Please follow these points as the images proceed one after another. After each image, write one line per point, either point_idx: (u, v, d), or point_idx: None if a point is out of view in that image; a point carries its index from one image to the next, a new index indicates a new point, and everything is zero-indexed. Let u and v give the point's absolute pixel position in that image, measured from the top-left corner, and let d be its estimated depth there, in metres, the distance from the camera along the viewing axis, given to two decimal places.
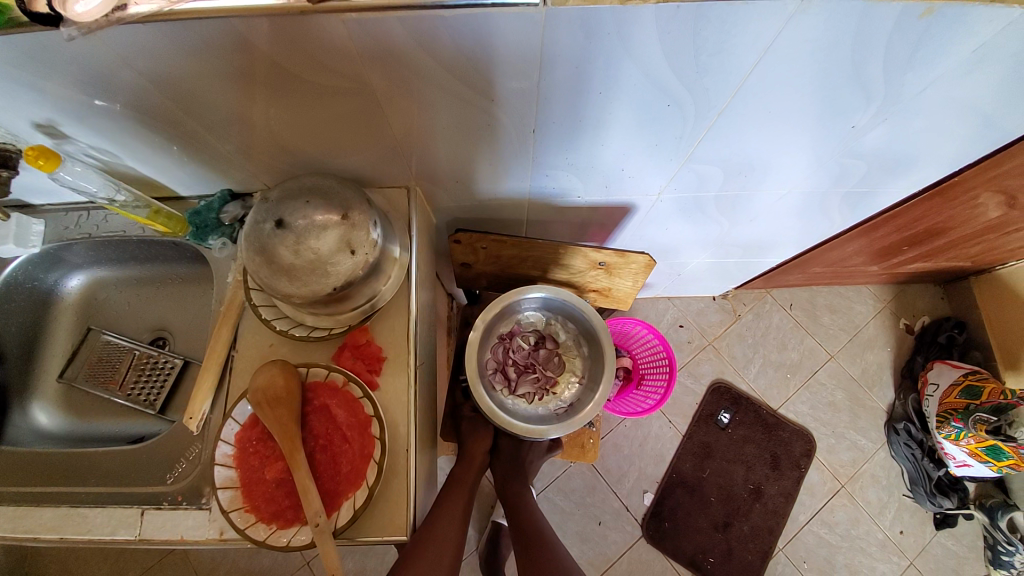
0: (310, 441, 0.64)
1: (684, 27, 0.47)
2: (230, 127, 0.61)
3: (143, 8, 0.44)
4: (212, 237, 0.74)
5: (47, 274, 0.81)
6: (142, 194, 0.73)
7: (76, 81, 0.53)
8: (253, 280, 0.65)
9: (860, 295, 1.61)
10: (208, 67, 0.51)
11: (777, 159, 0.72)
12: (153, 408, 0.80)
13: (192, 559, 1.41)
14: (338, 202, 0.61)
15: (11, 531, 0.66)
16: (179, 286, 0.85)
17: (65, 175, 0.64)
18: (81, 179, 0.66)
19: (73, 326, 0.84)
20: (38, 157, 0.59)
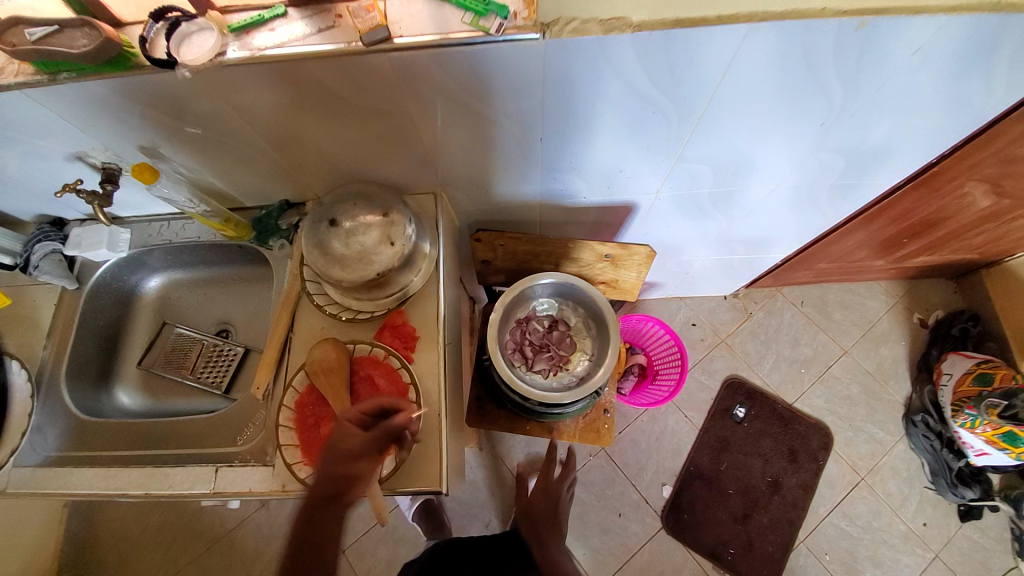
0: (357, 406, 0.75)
1: (657, 48, 0.57)
2: (291, 145, 0.75)
3: (236, 55, 0.58)
4: (271, 240, 0.88)
5: (131, 275, 0.96)
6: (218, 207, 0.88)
7: (177, 111, 0.68)
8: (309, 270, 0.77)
9: (871, 291, 1.64)
10: (280, 97, 0.65)
11: (759, 156, 0.82)
12: (220, 389, 0.93)
13: (239, 546, 1.53)
14: (379, 204, 0.74)
15: (102, 488, 0.76)
16: (240, 285, 0.99)
17: (161, 188, 0.79)
18: (172, 191, 0.80)
19: (150, 320, 0.99)
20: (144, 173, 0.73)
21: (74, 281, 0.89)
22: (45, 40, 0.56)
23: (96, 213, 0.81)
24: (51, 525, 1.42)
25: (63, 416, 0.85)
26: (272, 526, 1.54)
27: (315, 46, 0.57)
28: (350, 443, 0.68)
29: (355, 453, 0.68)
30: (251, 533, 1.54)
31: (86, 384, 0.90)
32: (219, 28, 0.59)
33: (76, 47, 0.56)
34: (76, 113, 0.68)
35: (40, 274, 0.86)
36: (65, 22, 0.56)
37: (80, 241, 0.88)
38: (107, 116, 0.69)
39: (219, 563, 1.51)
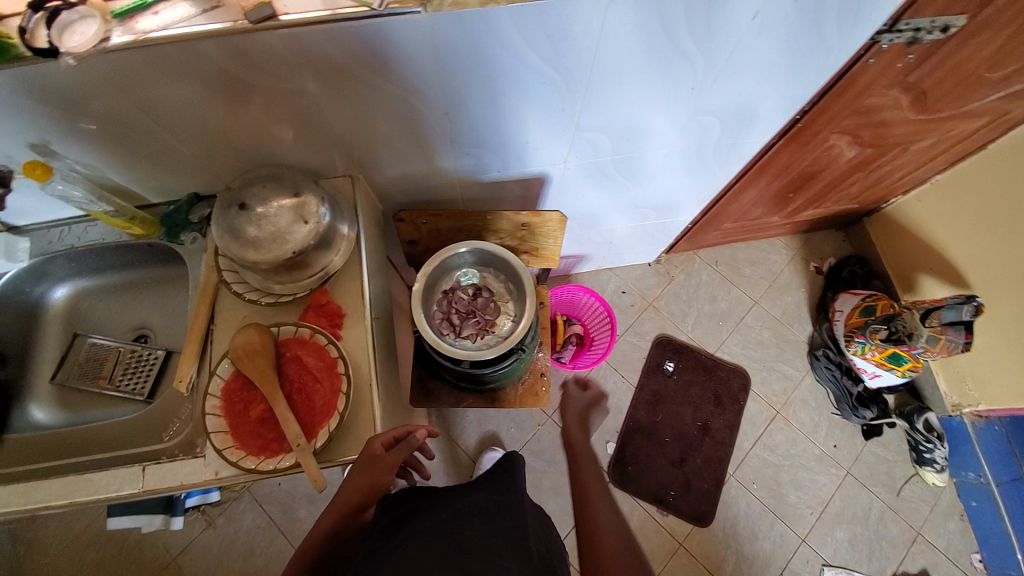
0: (287, 386, 0.76)
1: (535, 21, 0.64)
2: (193, 132, 0.74)
3: (122, 39, 0.58)
4: (183, 234, 0.86)
5: (34, 286, 0.90)
6: (120, 204, 0.84)
7: (64, 102, 0.65)
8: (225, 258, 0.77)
9: (774, 246, 1.83)
10: (174, 81, 0.64)
11: (648, 121, 0.91)
12: (140, 395, 0.89)
13: (186, 571, 1.45)
14: (290, 185, 0.75)
15: (21, 504, 0.73)
16: (155, 287, 0.95)
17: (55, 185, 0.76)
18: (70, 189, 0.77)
19: (60, 332, 0.93)
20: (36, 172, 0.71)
21: None
22: None
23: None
24: None
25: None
26: (222, 545, 1.48)
27: (202, 24, 0.58)
28: (369, 459, 0.74)
29: (371, 473, 0.74)
30: (198, 554, 1.47)
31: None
32: (101, 14, 0.58)
33: None
34: None
35: None
36: None
37: None
38: None
39: None
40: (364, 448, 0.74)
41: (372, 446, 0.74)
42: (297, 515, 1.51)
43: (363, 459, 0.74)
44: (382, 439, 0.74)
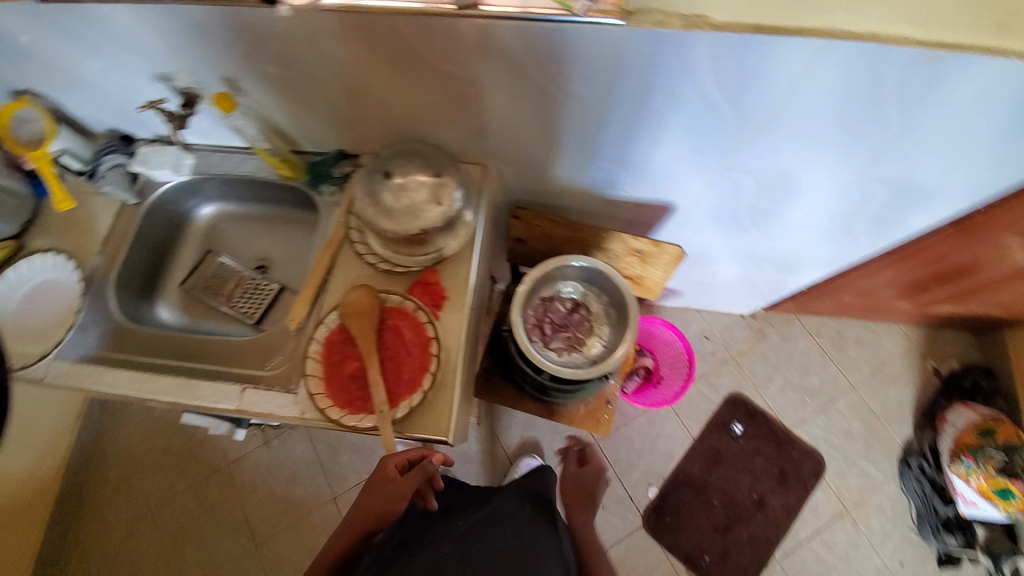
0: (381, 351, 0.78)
1: (729, 53, 0.60)
2: (361, 96, 0.78)
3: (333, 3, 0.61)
4: (324, 185, 0.91)
5: (187, 200, 1.01)
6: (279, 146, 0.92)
7: (265, 48, 0.71)
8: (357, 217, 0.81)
9: (889, 333, 1.64)
10: (363, 48, 0.68)
11: (805, 177, 0.83)
12: (249, 320, 0.97)
13: (236, 478, 1.59)
14: (433, 164, 0.78)
15: (133, 391, 0.80)
16: (283, 226, 1.03)
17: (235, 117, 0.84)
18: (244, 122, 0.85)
19: (198, 246, 1.04)
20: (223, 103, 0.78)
21: (135, 196, 0.95)
22: None
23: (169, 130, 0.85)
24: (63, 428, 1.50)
25: (106, 316, 0.89)
26: (269, 465, 1.60)
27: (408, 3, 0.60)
28: (385, 483, 0.85)
29: (386, 496, 0.85)
30: (249, 467, 1.60)
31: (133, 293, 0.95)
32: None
33: None
34: (174, 37, 0.72)
35: (105, 184, 0.91)
36: None
37: (145, 158, 0.93)
38: (201, 43, 0.73)
39: (216, 492, 1.58)
40: (380, 471, 0.86)
41: (386, 468, 0.86)
42: (339, 460, 1.59)
43: (380, 482, 0.86)
44: (395, 461, 0.86)
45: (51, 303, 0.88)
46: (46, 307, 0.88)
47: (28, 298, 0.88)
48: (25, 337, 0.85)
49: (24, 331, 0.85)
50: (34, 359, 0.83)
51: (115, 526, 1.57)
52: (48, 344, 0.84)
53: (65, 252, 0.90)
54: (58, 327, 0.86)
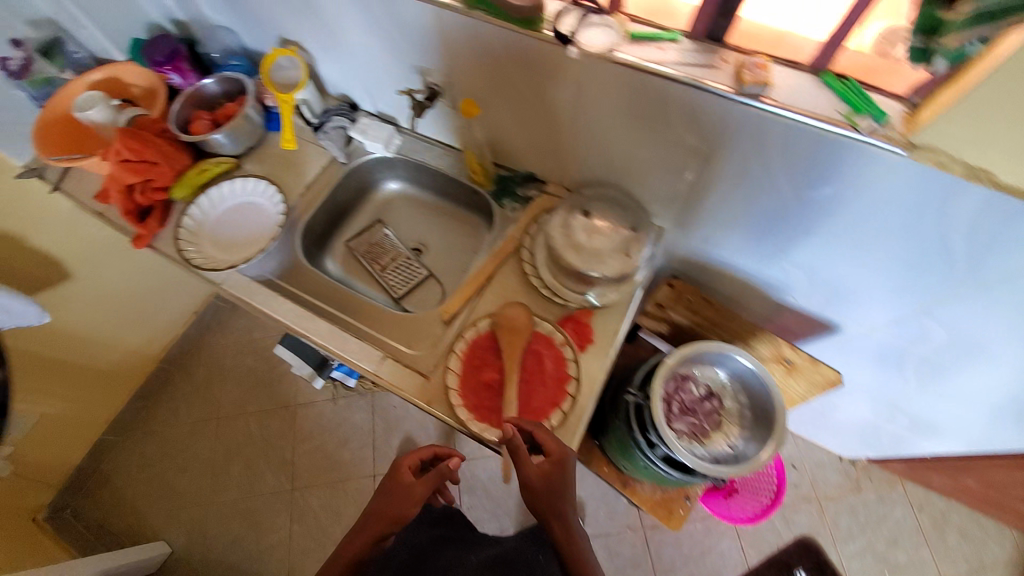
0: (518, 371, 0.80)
1: (1001, 214, 0.57)
2: (586, 137, 0.82)
3: (625, 57, 0.64)
4: (505, 200, 0.97)
5: (381, 172, 1.11)
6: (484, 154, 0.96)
7: (526, 73, 0.76)
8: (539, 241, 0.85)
9: (1006, 539, 1.43)
10: (620, 100, 0.72)
11: (1009, 351, 0.77)
12: (394, 294, 1.04)
13: (297, 421, 1.68)
14: (631, 217, 0.79)
15: (294, 323, 0.88)
16: (449, 221, 1.11)
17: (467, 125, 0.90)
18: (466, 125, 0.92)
19: (371, 213, 1.13)
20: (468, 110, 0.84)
21: (345, 156, 1.05)
22: None
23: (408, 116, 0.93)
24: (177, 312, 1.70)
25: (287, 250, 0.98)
26: (329, 420, 1.67)
27: (695, 78, 0.62)
28: (400, 485, 0.84)
29: (400, 499, 0.83)
30: (312, 416, 1.68)
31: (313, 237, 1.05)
32: (620, 26, 0.65)
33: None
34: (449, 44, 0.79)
35: (326, 138, 1.03)
36: None
37: (364, 129, 1.04)
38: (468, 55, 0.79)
39: (276, 426, 1.67)
40: (395, 475, 0.87)
41: (402, 471, 0.86)
42: (391, 442, 1.63)
43: (394, 486, 0.85)
44: (410, 464, 0.87)
45: (254, 224, 0.98)
46: (250, 226, 0.98)
47: (233, 211, 1.00)
48: (225, 246, 0.96)
49: (229, 241, 0.96)
50: (226, 265, 0.92)
51: (183, 421, 1.70)
52: (244, 256, 0.93)
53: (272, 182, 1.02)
54: (256, 247, 0.94)
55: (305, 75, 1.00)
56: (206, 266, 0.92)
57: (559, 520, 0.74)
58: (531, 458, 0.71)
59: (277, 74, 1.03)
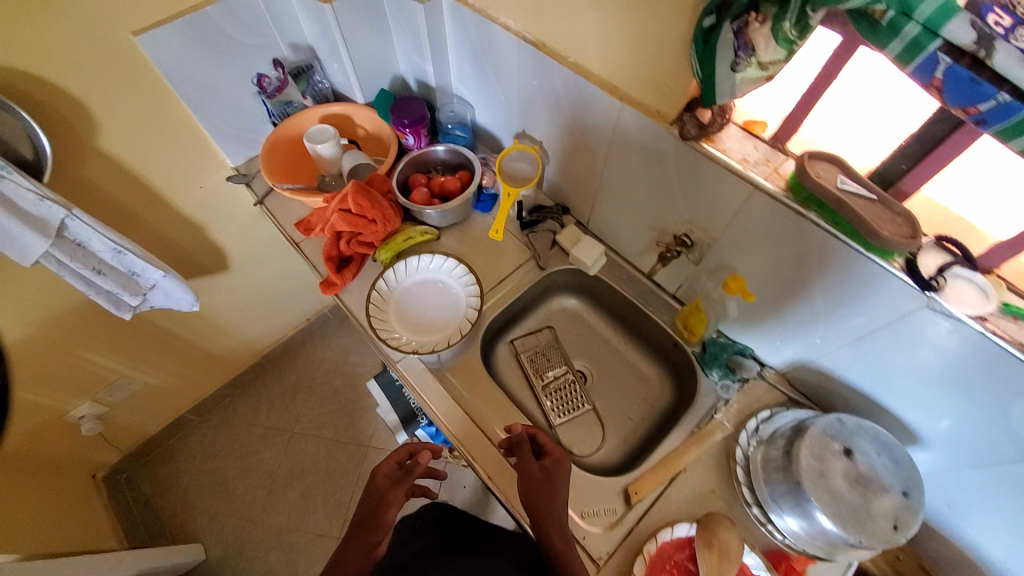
0: None
1: None
2: (859, 360, 0.71)
3: (997, 334, 0.55)
4: (713, 368, 0.85)
5: (574, 285, 1.05)
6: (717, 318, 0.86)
7: (824, 282, 0.67)
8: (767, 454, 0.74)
9: None
10: (945, 356, 0.61)
11: None
12: (550, 421, 0.94)
13: (364, 466, 1.60)
14: (903, 474, 0.67)
15: (463, 444, 0.83)
16: (623, 353, 1.01)
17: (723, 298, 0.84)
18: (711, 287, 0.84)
19: (542, 316, 1.06)
20: (734, 288, 0.75)
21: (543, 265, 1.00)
22: (851, 194, 0.58)
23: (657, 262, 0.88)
24: (294, 319, 1.70)
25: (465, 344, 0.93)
26: None
27: None
28: (378, 490, 0.77)
29: (379, 504, 0.74)
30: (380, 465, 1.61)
31: (492, 333, 1.01)
32: (999, 292, 0.56)
33: (879, 225, 0.55)
34: (740, 220, 0.71)
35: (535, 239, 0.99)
36: (888, 199, 0.57)
37: (577, 241, 0.98)
38: (759, 236, 0.70)
39: (342, 463, 1.61)
40: (370, 486, 0.78)
41: (379, 475, 0.79)
42: None
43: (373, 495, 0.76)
44: (386, 469, 0.80)
45: (441, 308, 0.94)
46: (437, 309, 0.94)
47: (424, 284, 0.96)
48: (411, 323, 0.92)
49: (415, 319, 0.93)
50: (410, 348, 0.88)
51: (258, 423, 1.67)
52: (430, 342, 0.90)
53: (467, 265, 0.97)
54: (441, 338, 0.90)
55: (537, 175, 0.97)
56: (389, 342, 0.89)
57: (555, 528, 0.68)
58: (530, 457, 0.74)
59: (510, 166, 0.99)
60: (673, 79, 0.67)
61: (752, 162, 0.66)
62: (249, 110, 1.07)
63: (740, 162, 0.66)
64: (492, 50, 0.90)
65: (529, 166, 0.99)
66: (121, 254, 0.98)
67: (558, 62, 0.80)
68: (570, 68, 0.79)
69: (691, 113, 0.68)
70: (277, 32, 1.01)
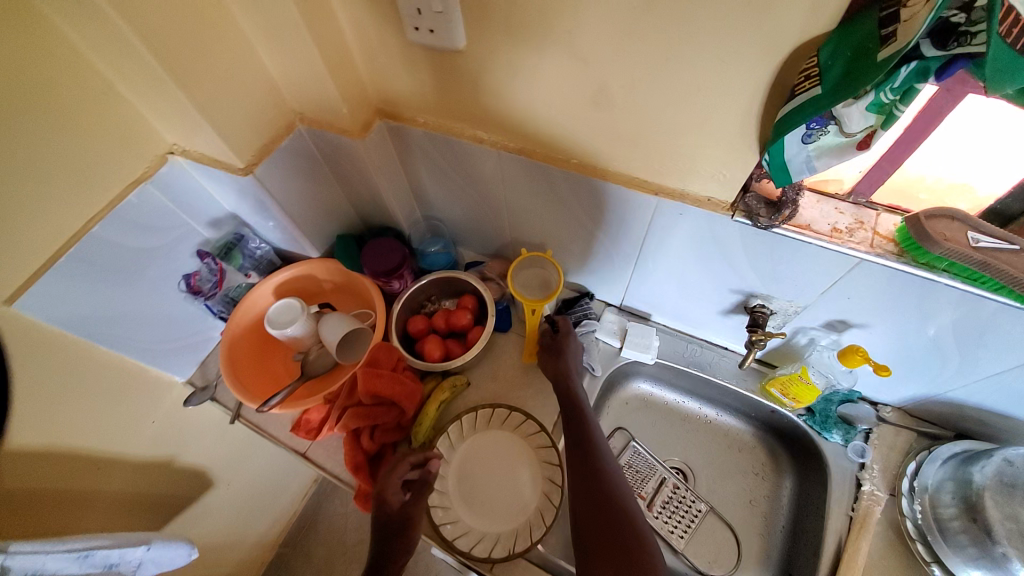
0: None
1: None
2: (1002, 389, 0.63)
3: None
4: (833, 430, 0.76)
5: (632, 373, 0.93)
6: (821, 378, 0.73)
7: (958, 330, 0.58)
8: (946, 522, 0.66)
9: None
10: None
11: None
12: (674, 546, 0.80)
13: None
14: None
15: None
16: (710, 429, 0.90)
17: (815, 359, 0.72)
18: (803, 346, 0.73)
19: (610, 420, 0.92)
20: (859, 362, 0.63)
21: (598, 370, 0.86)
22: (990, 250, 0.48)
23: (748, 354, 0.73)
24: (298, 489, 1.45)
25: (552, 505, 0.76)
26: None
27: None
28: (396, 513, 0.70)
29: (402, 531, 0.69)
30: None
31: None
32: None
33: None
34: (841, 290, 0.61)
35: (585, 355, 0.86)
36: None
37: (623, 334, 0.88)
38: (870, 300, 0.60)
39: None
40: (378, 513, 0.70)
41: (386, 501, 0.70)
42: None
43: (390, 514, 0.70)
44: (393, 490, 0.71)
45: (510, 477, 0.76)
46: (506, 480, 0.76)
47: (478, 448, 0.79)
48: (488, 510, 0.74)
49: (487, 499, 0.75)
50: (502, 549, 0.70)
51: None
52: (517, 527, 0.72)
53: (519, 409, 0.81)
54: (529, 520, 0.72)
55: (559, 281, 0.78)
56: (474, 554, 0.70)
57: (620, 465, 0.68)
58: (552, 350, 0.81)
59: (524, 280, 0.81)
60: (722, 166, 0.56)
61: (847, 231, 0.56)
62: (183, 316, 0.88)
63: (832, 235, 0.55)
64: (465, 162, 0.77)
65: (546, 273, 0.81)
66: (88, 558, 0.63)
67: (558, 166, 0.67)
68: (576, 170, 0.66)
69: (755, 192, 0.58)
70: (189, 217, 0.82)
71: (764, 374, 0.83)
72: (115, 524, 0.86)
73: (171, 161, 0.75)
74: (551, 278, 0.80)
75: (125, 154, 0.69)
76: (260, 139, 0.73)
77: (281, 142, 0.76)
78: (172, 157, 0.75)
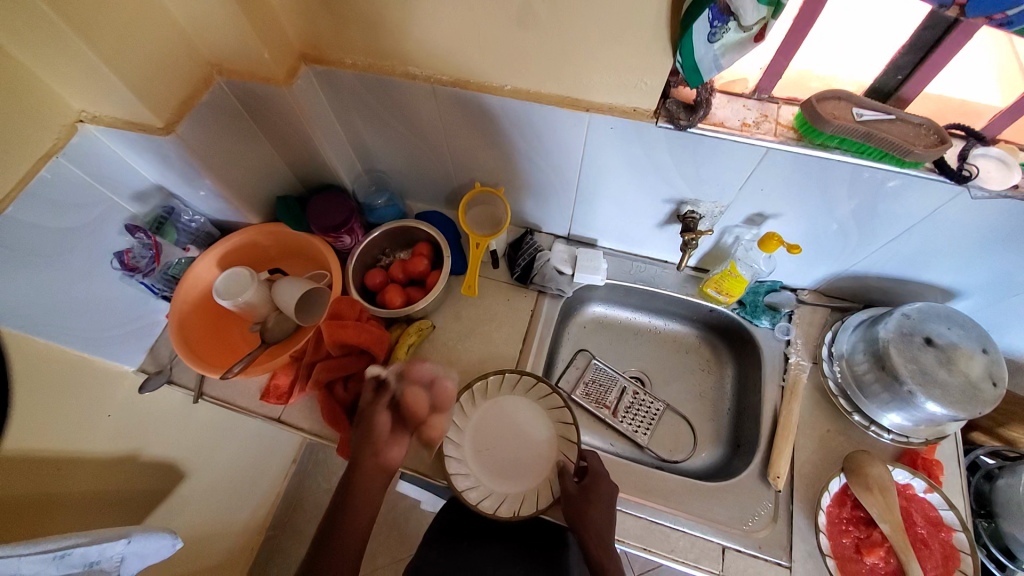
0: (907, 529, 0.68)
1: None
2: (889, 253, 0.74)
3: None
4: (763, 317, 0.86)
5: (588, 298, 0.99)
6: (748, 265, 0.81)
7: (855, 202, 0.67)
8: (865, 374, 0.76)
9: None
10: (980, 227, 0.64)
11: None
12: (640, 443, 0.89)
13: None
14: (975, 334, 0.70)
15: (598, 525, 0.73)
16: (660, 337, 0.99)
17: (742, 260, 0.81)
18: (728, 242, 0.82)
19: (573, 344, 0.98)
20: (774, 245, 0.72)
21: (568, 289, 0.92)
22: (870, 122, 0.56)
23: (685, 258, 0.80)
24: (274, 476, 1.40)
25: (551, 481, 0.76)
26: None
27: None
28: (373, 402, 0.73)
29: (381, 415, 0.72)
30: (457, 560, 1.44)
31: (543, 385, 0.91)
32: (1014, 157, 0.58)
33: (917, 145, 0.55)
34: (757, 182, 0.68)
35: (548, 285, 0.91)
36: (904, 115, 0.56)
37: (575, 261, 0.92)
38: (783, 187, 0.68)
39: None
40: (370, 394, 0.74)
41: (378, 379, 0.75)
42: None
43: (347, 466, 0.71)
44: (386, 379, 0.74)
45: (525, 432, 0.79)
46: (520, 435, 0.79)
47: (493, 412, 0.81)
48: (503, 468, 0.77)
49: (503, 464, 0.77)
50: (507, 510, 0.73)
51: None
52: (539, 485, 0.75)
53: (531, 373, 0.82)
54: (536, 487, 0.75)
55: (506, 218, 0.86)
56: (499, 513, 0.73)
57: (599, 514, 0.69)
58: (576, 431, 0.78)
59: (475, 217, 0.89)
60: (642, 73, 0.60)
61: (754, 124, 0.62)
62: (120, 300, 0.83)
63: (742, 129, 0.62)
64: (399, 102, 0.77)
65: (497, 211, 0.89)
66: (64, 558, 0.59)
67: (492, 95, 0.69)
68: (510, 97, 0.68)
69: (673, 98, 0.63)
70: (109, 192, 0.75)
71: (700, 279, 0.92)
72: (94, 521, 0.82)
73: (82, 131, 0.67)
74: (500, 216, 0.88)
75: (30, 127, 0.62)
76: (176, 97, 0.68)
77: (201, 98, 0.71)
78: (81, 126, 0.67)
